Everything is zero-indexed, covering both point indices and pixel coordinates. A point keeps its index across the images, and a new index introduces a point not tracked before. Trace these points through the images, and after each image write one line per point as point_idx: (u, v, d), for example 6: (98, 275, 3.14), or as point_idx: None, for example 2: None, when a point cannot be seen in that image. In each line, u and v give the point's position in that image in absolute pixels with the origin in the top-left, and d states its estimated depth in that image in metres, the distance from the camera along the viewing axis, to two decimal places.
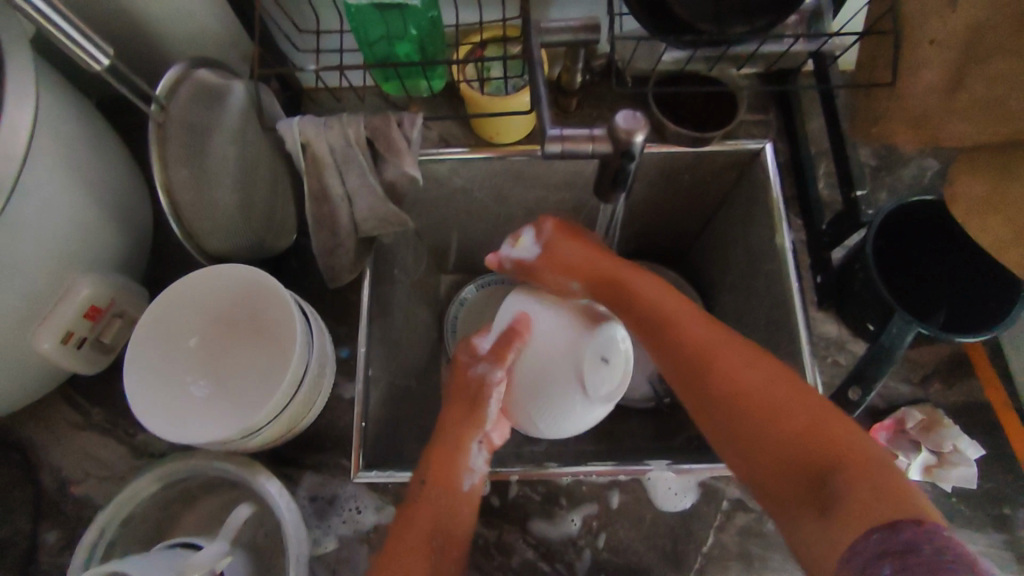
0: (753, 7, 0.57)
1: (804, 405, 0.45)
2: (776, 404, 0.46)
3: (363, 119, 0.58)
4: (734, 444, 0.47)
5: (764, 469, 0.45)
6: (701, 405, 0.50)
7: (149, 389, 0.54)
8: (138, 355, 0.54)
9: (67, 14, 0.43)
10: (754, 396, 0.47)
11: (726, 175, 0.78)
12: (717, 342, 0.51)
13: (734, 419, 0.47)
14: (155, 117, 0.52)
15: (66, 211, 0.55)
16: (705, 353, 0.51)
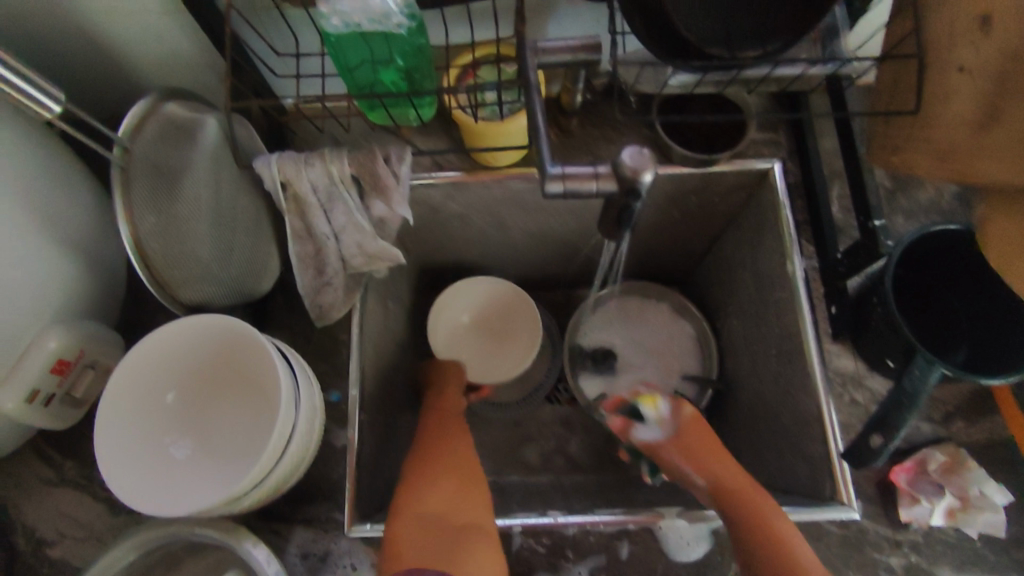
0: (764, 30, 0.53)
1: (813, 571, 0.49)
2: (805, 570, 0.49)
3: (348, 158, 0.53)
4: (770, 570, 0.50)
5: None
6: (749, 547, 0.52)
7: (127, 458, 0.49)
8: (107, 422, 0.49)
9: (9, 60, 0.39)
10: (794, 554, 0.50)
11: (734, 196, 0.74)
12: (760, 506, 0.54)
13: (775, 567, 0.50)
14: (117, 159, 0.48)
15: (24, 258, 0.50)
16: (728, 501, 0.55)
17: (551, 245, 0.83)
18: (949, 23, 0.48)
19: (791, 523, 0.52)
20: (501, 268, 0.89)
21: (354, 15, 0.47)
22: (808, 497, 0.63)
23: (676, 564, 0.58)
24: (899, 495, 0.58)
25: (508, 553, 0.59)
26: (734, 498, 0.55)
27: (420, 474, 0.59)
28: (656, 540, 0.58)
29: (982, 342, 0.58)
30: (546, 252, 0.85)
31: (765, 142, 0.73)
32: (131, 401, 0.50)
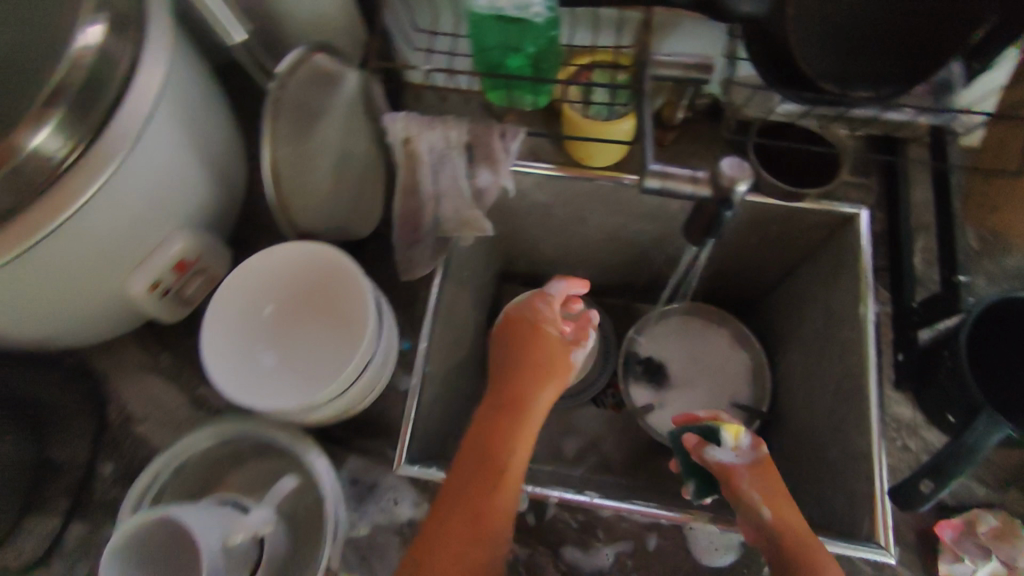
0: (881, 74, 0.55)
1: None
2: None
3: (466, 123, 0.59)
4: None
5: None
6: None
7: (226, 350, 0.56)
8: (217, 316, 0.56)
9: None
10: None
11: (815, 233, 0.76)
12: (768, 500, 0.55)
13: None
14: (273, 92, 0.52)
15: (175, 166, 0.58)
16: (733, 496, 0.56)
17: (626, 251, 0.87)
18: None
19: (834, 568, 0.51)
20: (572, 265, 0.93)
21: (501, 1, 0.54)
22: (843, 533, 0.64)
23: (703, 566, 0.60)
24: (941, 550, 0.60)
25: (541, 520, 0.61)
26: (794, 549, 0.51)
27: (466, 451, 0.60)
28: (684, 539, 0.60)
29: None
30: (619, 257, 0.89)
31: (856, 187, 0.74)
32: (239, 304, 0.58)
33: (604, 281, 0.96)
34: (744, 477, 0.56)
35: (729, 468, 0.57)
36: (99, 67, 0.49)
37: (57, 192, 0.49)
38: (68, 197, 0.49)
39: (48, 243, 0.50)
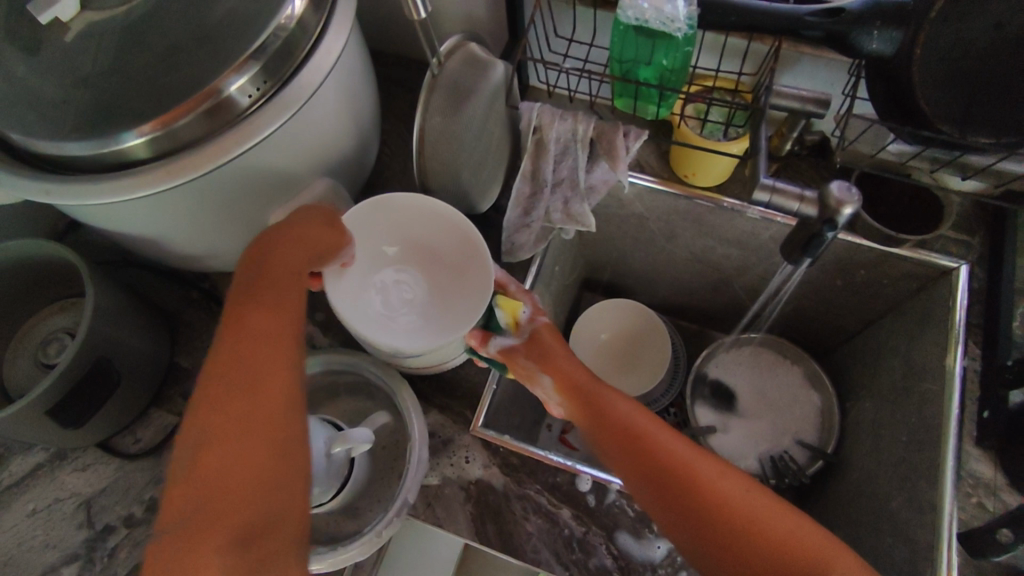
0: (1002, 123, 0.57)
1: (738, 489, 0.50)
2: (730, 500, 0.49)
3: (593, 120, 0.63)
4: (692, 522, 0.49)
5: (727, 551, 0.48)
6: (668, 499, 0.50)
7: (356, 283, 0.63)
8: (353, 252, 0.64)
9: None
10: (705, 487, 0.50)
11: (905, 284, 0.76)
12: (670, 454, 0.52)
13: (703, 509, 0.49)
14: (433, 68, 0.60)
15: (331, 125, 0.66)
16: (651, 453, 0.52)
17: (710, 275, 0.89)
18: None
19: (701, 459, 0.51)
20: (654, 283, 0.96)
21: (647, 14, 0.59)
22: None
23: None
24: None
25: (598, 504, 0.63)
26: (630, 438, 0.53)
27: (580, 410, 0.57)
28: None
29: None
30: (701, 280, 0.91)
31: (956, 242, 0.74)
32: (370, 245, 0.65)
33: (680, 302, 0.98)
34: (651, 434, 0.53)
35: (508, 353, 0.60)
36: (295, 31, 0.58)
37: (242, 128, 0.57)
38: (250, 133, 0.57)
39: (226, 169, 0.58)
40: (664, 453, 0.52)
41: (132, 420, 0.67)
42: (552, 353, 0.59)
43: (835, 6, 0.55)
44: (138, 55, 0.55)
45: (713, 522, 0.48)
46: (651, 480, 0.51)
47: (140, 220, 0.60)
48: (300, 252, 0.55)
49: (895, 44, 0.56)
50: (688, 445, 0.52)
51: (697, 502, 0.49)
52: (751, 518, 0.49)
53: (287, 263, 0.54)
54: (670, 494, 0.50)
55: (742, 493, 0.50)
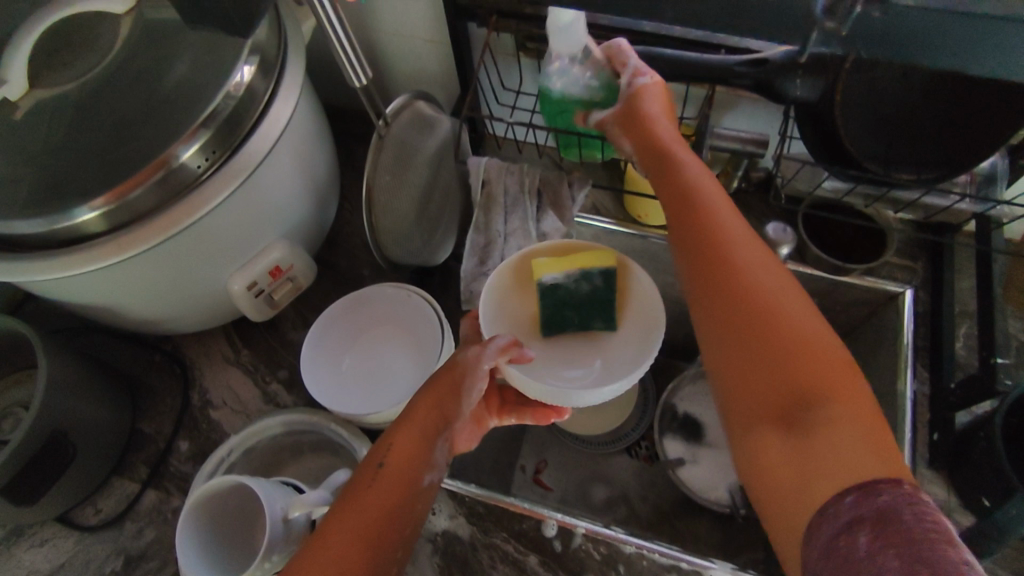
0: (921, 160, 0.61)
1: (826, 354, 0.39)
2: (788, 347, 0.39)
3: (540, 172, 0.67)
4: (731, 334, 0.41)
5: (745, 395, 0.40)
6: (713, 298, 0.43)
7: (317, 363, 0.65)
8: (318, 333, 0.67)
9: (346, 30, 0.54)
10: (761, 320, 0.40)
11: (856, 310, 0.78)
12: (756, 271, 0.42)
13: (736, 336, 0.41)
14: (381, 130, 0.61)
15: (284, 187, 0.67)
16: (726, 259, 0.43)
17: (671, 308, 0.91)
18: None
19: (794, 305, 0.41)
20: None
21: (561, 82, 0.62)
22: None
23: None
24: None
25: (565, 549, 0.63)
26: (703, 239, 0.45)
27: (699, 183, 0.48)
28: None
29: None
30: (662, 314, 0.93)
31: (901, 268, 0.76)
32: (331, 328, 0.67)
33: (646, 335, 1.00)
34: (736, 239, 0.44)
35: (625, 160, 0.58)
36: (244, 99, 0.60)
37: (192, 198, 0.58)
38: (200, 202, 0.58)
39: (177, 238, 0.59)
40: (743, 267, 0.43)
41: (92, 491, 0.66)
42: (653, 117, 0.54)
43: (760, 56, 0.57)
44: (88, 133, 0.57)
45: (758, 337, 0.40)
46: (696, 268, 0.44)
47: (96, 291, 0.61)
48: (432, 417, 0.49)
49: (819, 90, 0.58)
50: (779, 270, 0.43)
51: (751, 317, 0.41)
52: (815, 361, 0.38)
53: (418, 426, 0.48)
54: (720, 288, 0.43)
55: (814, 339, 0.40)
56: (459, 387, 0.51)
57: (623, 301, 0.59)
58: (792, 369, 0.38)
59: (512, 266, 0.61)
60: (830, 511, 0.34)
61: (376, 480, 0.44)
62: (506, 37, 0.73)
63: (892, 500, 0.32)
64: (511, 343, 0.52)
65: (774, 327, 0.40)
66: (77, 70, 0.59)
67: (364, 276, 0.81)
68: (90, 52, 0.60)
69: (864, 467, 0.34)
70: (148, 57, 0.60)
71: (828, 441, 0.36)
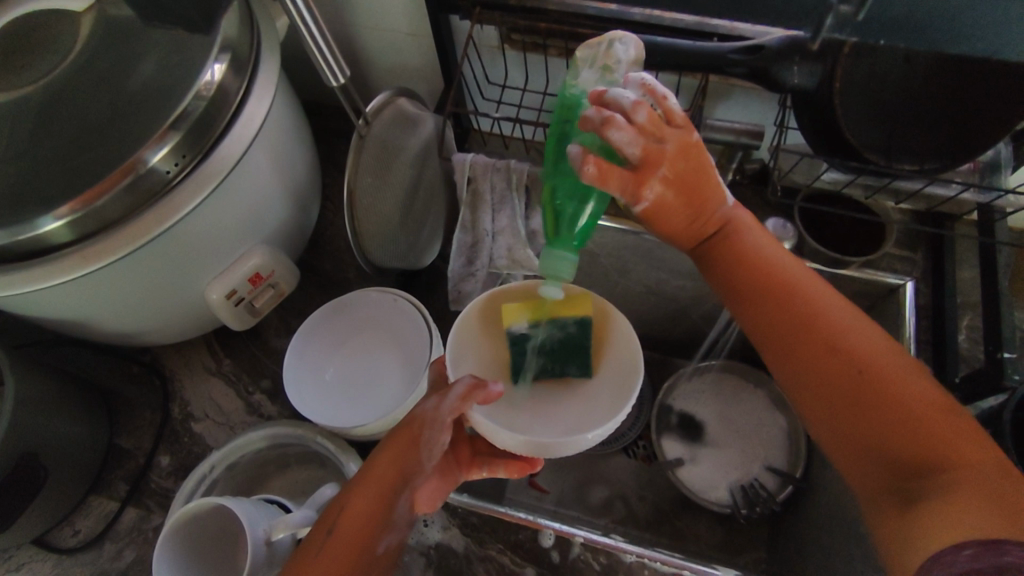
0: (924, 150, 0.59)
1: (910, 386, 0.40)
2: (878, 381, 0.40)
3: (528, 168, 0.64)
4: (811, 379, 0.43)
5: (834, 432, 0.41)
6: (788, 346, 0.45)
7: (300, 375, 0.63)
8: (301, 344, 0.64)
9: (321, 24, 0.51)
10: (848, 361, 0.41)
11: (856, 303, 0.76)
12: (832, 326, 0.43)
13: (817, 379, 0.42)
14: (360, 129, 0.58)
15: (261, 190, 0.64)
16: (806, 319, 0.44)
17: (667, 304, 0.89)
18: None
19: (870, 341, 0.42)
20: None
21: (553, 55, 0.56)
22: None
23: None
24: None
25: (562, 559, 0.61)
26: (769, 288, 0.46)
27: (751, 231, 0.50)
28: None
29: None
30: (658, 310, 0.91)
31: (900, 258, 0.74)
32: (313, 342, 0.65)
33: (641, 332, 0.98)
34: (803, 283, 0.46)
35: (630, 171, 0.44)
36: (215, 99, 0.56)
37: (163, 205, 0.55)
38: (172, 209, 0.55)
39: (149, 249, 0.56)
40: (816, 324, 0.44)
41: (70, 511, 0.63)
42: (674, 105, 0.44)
43: (755, 44, 0.56)
44: (50, 138, 0.53)
45: (855, 391, 0.41)
46: (766, 315, 0.46)
47: (66, 304, 0.58)
48: (392, 471, 0.48)
49: (817, 78, 0.56)
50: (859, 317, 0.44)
51: (840, 380, 0.41)
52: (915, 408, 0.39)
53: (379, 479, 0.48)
54: (807, 353, 0.43)
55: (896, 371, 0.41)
56: (417, 442, 0.48)
57: (602, 346, 0.54)
58: (883, 398, 0.40)
59: (483, 306, 0.55)
60: (941, 559, 0.33)
61: (324, 554, 0.45)
62: (490, 30, 0.70)
63: (1019, 559, 0.31)
64: (473, 387, 0.44)
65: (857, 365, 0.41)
66: (37, 72, 0.56)
67: (349, 279, 0.78)
68: (50, 52, 0.56)
69: (983, 518, 0.34)
70: (113, 56, 0.57)
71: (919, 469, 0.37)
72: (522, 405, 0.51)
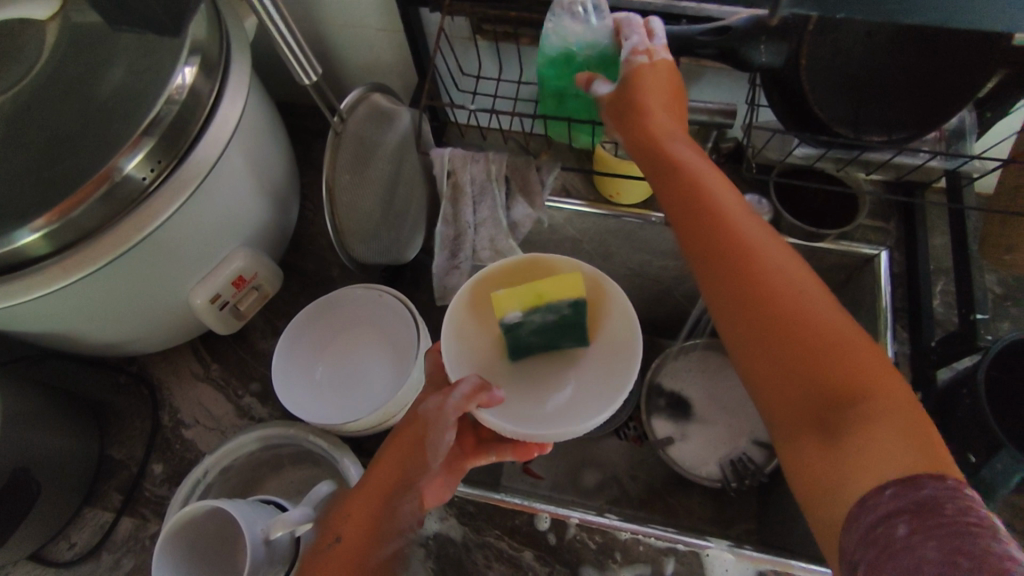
0: (892, 120, 0.59)
1: (840, 322, 0.39)
2: (801, 317, 0.39)
3: (506, 159, 0.65)
4: (740, 310, 0.41)
5: (757, 370, 0.40)
6: (716, 282, 0.43)
7: (289, 371, 0.63)
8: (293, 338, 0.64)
9: (291, 24, 0.51)
10: (775, 295, 0.40)
11: (833, 275, 0.78)
12: (775, 273, 0.41)
13: (742, 316, 0.41)
14: (336, 126, 0.58)
15: (240, 193, 0.64)
16: (749, 265, 0.42)
17: (650, 286, 0.90)
18: None
19: (798, 275, 0.41)
20: None
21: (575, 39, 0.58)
22: None
23: None
24: None
25: (559, 540, 0.62)
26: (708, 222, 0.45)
27: (693, 167, 0.48)
28: (701, 566, 0.61)
29: None
30: (642, 293, 0.92)
31: (874, 228, 0.76)
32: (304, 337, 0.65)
33: None
34: (736, 214, 0.45)
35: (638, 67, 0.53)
36: (188, 102, 0.56)
37: (142, 212, 0.54)
38: (151, 216, 0.55)
39: (129, 257, 0.55)
40: (757, 268, 0.41)
41: (64, 525, 0.63)
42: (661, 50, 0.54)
43: (723, 24, 0.56)
44: (20, 150, 0.53)
45: (778, 325, 0.39)
46: (695, 248, 0.45)
47: (48, 317, 0.57)
48: (395, 471, 0.47)
49: (784, 56, 0.57)
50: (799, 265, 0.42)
51: (777, 325, 0.39)
52: (852, 363, 0.37)
53: (384, 481, 0.47)
54: (749, 299, 0.41)
55: (824, 305, 0.40)
56: (422, 441, 0.48)
57: (594, 324, 0.59)
58: (813, 331, 0.38)
59: (479, 299, 0.60)
60: (867, 505, 0.33)
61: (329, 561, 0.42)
62: (461, 21, 0.70)
63: (936, 492, 0.31)
64: (477, 388, 0.49)
65: (784, 298, 0.40)
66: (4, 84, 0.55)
67: (334, 278, 0.79)
68: (16, 64, 0.56)
69: (901, 456, 0.33)
70: (79, 64, 0.56)
71: (842, 413, 0.36)
72: (520, 393, 0.57)
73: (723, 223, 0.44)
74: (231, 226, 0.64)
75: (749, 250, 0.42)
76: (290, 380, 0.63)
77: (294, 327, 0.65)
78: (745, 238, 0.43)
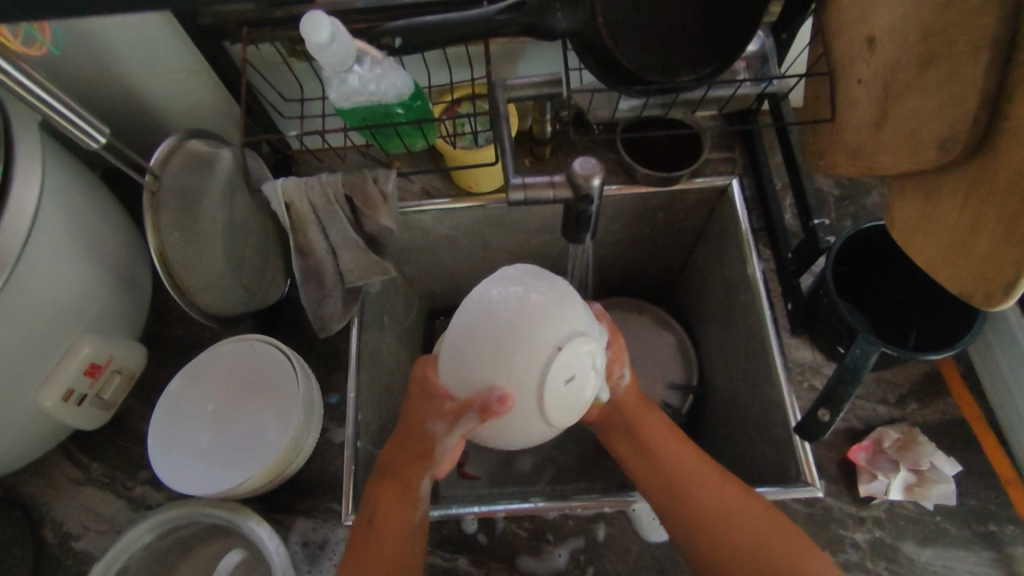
0: (695, 59, 0.62)
1: (727, 496, 0.54)
2: (722, 507, 0.54)
3: (341, 177, 0.63)
4: (684, 517, 0.55)
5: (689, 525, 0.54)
6: (669, 506, 0.56)
7: (172, 450, 0.61)
8: (170, 414, 0.62)
9: (57, 92, 0.46)
10: (681, 477, 0.57)
11: (698, 212, 0.80)
12: (664, 452, 0.60)
13: (677, 502, 0.55)
14: (149, 186, 0.56)
15: (68, 275, 0.58)
16: (657, 463, 0.59)
17: (536, 263, 0.91)
18: (846, 49, 0.56)
19: (716, 489, 0.55)
20: None
21: (356, 98, 0.59)
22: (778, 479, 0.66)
23: (651, 543, 0.61)
24: (859, 474, 0.61)
25: (491, 538, 0.62)
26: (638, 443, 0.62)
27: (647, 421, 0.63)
28: (630, 521, 0.62)
29: (926, 324, 0.63)
30: None
31: (721, 160, 0.80)
32: (182, 410, 0.63)
33: None
34: (668, 454, 0.59)
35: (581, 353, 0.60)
36: None
37: None
38: None
39: None
40: (653, 449, 0.60)
41: None
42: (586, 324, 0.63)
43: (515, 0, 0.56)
44: None
45: (695, 504, 0.55)
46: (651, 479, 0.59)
47: None
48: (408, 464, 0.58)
49: (581, 21, 0.59)
50: (701, 459, 0.58)
51: (698, 514, 0.54)
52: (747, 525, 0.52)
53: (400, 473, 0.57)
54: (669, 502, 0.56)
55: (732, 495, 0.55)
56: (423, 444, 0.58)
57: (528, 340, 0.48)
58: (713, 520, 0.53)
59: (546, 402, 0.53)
60: None
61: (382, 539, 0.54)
62: (266, 48, 0.67)
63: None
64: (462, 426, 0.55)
65: (682, 478, 0.57)
66: None
67: (206, 340, 0.74)
68: None
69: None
70: None
71: (755, 557, 0.51)
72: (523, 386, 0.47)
73: (660, 453, 0.60)
74: (61, 314, 0.58)
75: (651, 435, 0.62)
76: (175, 461, 0.60)
77: (171, 406, 0.62)
78: (667, 462, 0.58)
